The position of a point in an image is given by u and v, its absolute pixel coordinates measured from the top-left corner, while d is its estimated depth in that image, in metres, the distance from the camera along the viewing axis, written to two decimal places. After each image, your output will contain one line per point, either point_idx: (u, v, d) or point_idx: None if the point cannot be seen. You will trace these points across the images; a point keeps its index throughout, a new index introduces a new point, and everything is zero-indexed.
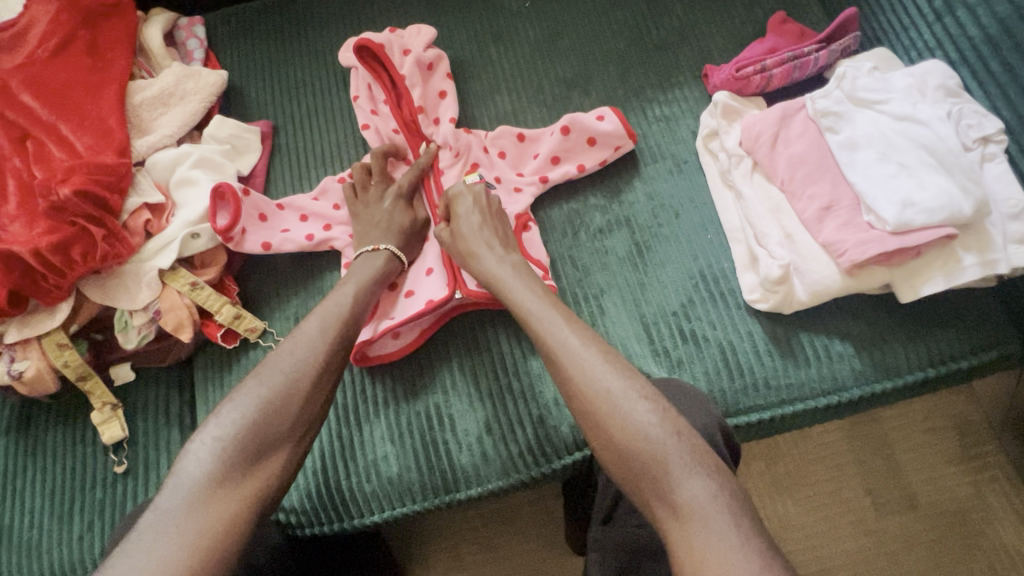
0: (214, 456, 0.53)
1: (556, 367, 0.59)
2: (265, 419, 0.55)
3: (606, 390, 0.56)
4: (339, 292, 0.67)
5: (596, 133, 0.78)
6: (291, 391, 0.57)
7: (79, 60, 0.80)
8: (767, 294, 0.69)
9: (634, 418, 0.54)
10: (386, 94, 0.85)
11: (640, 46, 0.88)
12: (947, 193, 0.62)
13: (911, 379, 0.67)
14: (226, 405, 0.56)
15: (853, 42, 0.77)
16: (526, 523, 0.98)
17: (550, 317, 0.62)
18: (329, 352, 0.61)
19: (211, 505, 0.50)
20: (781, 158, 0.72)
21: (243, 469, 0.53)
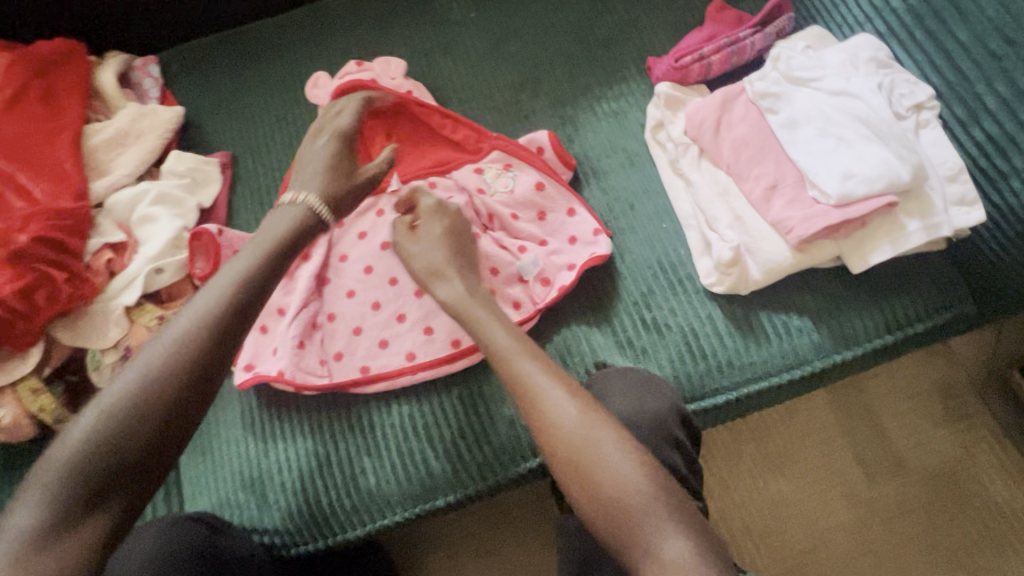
0: (45, 500, 0.49)
1: (546, 431, 0.55)
2: (95, 452, 0.50)
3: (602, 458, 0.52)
4: (171, 326, 0.57)
5: (545, 179, 0.79)
6: (125, 425, 0.52)
7: (34, 110, 0.81)
8: (723, 277, 0.70)
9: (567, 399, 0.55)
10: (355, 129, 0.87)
11: (584, 45, 0.89)
12: (885, 162, 0.63)
13: (870, 347, 0.68)
14: (65, 430, 0.52)
15: (786, 23, 0.79)
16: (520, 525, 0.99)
17: (546, 385, 0.56)
18: (177, 375, 0.54)
19: (51, 556, 0.47)
20: (725, 142, 0.73)
21: (81, 512, 0.49)
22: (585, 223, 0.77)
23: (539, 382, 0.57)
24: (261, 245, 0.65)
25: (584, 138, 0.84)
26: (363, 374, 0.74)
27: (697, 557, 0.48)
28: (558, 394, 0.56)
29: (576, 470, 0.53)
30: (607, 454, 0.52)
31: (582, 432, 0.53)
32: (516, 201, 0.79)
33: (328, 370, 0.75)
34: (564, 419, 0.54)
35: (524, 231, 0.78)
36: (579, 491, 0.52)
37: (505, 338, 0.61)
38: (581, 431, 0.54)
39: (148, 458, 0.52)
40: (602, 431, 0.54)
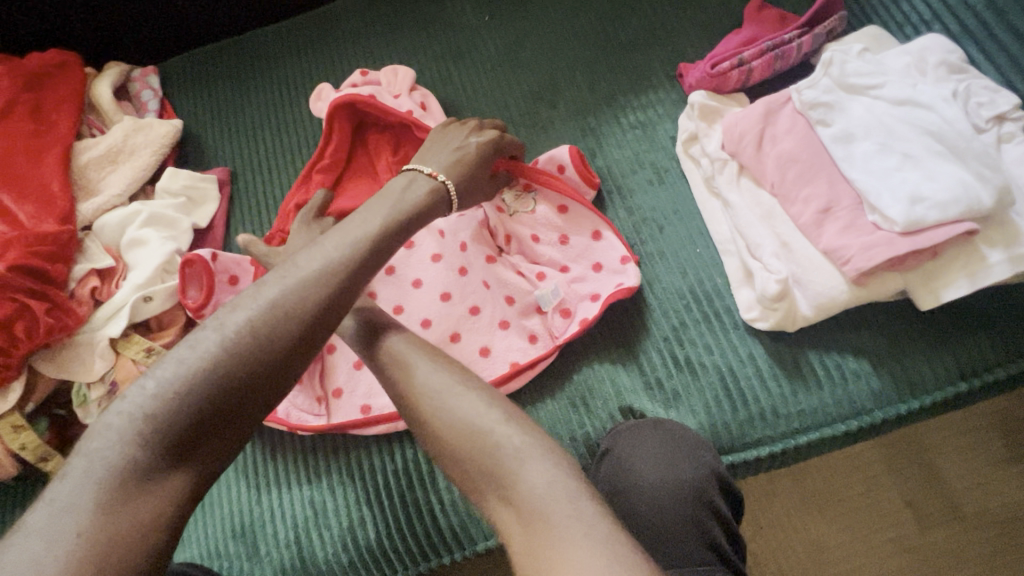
0: (139, 434, 0.42)
1: (400, 390, 0.52)
2: (192, 396, 0.44)
3: (450, 403, 0.49)
4: (300, 266, 0.50)
5: (569, 201, 0.72)
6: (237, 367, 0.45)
7: (23, 125, 0.76)
8: (767, 312, 0.62)
9: (407, 355, 0.53)
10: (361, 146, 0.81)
11: (608, 49, 0.82)
12: (962, 183, 0.54)
13: (940, 396, 0.59)
14: (169, 357, 0.45)
15: (838, 23, 0.70)
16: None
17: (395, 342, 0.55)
18: (300, 321, 0.48)
19: (129, 509, 0.40)
20: (769, 159, 0.64)
21: (174, 458, 0.43)
22: (613, 249, 0.69)
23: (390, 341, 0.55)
24: (389, 213, 0.56)
25: (608, 152, 0.76)
26: (364, 414, 0.67)
27: (552, 484, 0.42)
28: (401, 348, 0.54)
29: (427, 423, 0.49)
30: (446, 398, 0.49)
31: (429, 382, 0.51)
32: (537, 222, 0.73)
33: (329, 410, 0.68)
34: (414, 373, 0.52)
35: (544, 256, 0.71)
36: (437, 449, 0.48)
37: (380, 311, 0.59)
38: (429, 380, 0.51)
39: (247, 412, 0.45)
40: (447, 377, 0.51)
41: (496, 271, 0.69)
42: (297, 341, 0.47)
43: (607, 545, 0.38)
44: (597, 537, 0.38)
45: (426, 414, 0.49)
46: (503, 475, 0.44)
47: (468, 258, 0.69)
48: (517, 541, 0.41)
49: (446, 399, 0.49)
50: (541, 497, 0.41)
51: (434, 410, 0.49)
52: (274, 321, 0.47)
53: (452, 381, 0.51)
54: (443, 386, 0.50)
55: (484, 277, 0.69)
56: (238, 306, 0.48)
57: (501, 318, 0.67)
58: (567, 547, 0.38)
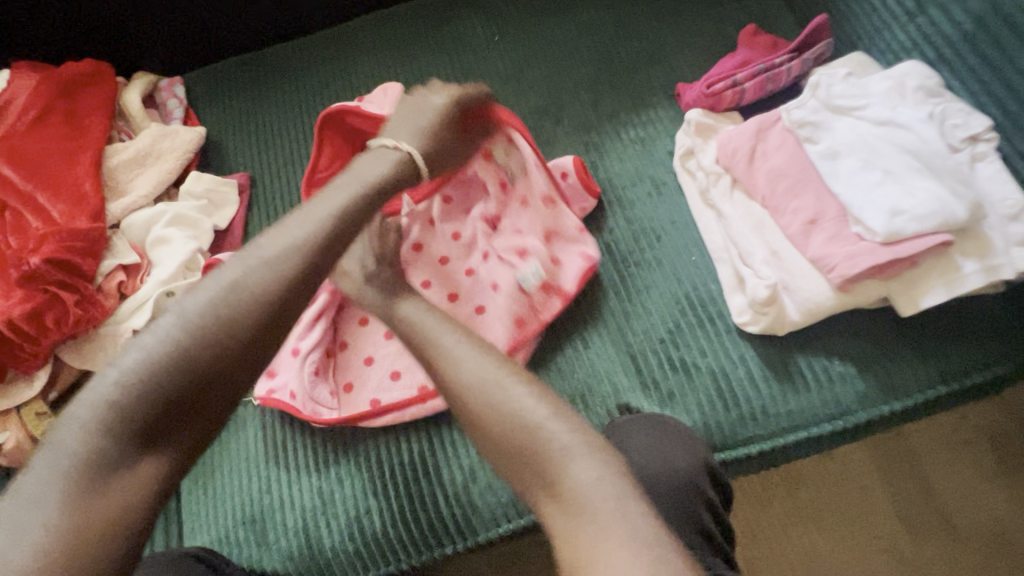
0: (102, 421, 0.45)
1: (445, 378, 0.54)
2: (154, 383, 0.46)
3: (499, 395, 0.51)
4: (253, 254, 0.53)
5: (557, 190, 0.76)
6: (208, 345, 0.48)
7: (58, 130, 0.81)
8: (758, 316, 0.65)
9: (453, 346, 0.56)
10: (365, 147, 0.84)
11: (610, 70, 0.87)
12: (938, 199, 0.59)
13: (921, 399, 0.62)
14: (131, 346, 0.48)
15: (825, 49, 0.76)
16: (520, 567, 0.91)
17: (442, 333, 0.57)
18: (262, 306, 0.51)
19: (98, 494, 0.43)
20: (760, 173, 0.69)
21: (139, 444, 0.45)
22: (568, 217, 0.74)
23: (437, 333, 0.57)
24: (353, 186, 0.61)
25: (609, 165, 0.81)
26: (372, 406, 0.70)
27: (601, 478, 0.44)
28: (448, 339, 0.56)
29: (473, 411, 0.52)
30: (495, 389, 0.51)
31: (477, 371, 0.53)
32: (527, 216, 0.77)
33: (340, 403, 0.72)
34: (462, 362, 0.54)
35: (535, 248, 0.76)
36: (482, 439, 0.51)
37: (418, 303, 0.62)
38: (476, 369, 0.53)
39: (211, 395, 0.48)
40: (498, 368, 0.53)
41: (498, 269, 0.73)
42: (257, 326, 0.50)
43: (651, 551, 0.39)
44: (641, 535, 0.40)
45: (474, 403, 0.52)
46: (548, 471, 0.46)
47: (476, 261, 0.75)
48: (556, 530, 0.43)
49: (496, 390, 0.51)
50: (591, 488, 0.44)
51: (484, 402, 0.51)
52: (235, 310, 0.50)
53: (503, 372, 0.53)
54: (493, 376, 0.52)
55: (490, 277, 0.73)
56: (196, 295, 0.50)
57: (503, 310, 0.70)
58: (613, 544, 0.40)
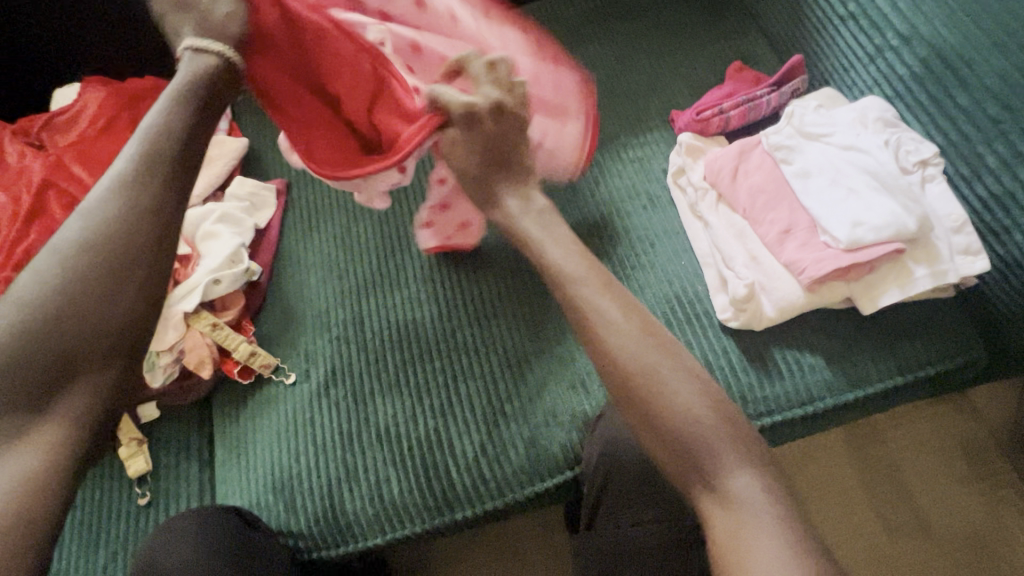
0: (0, 384, 0.46)
1: (603, 348, 0.57)
2: (34, 335, 0.47)
3: (662, 384, 0.54)
4: (92, 200, 0.53)
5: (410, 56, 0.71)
6: (97, 258, 0.50)
7: (123, 136, 0.92)
8: (738, 312, 0.74)
9: (613, 320, 0.57)
10: (374, 135, 0.74)
11: (613, 97, 0.98)
12: (893, 213, 0.68)
13: (882, 388, 0.71)
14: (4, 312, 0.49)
15: (800, 85, 0.87)
16: (518, 544, 1.02)
17: (604, 303, 0.58)
18: (115, 243, 0.51)
19: (20, 449, 0.45)
20: (742, 189, 0.79)
21: (41, 396, 0.47)
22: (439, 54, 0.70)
23: (598, 301, 0.58)
24: (178, 99, 0.58)
25: (609, 180, 0.91)
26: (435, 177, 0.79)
27: (766, 487, 0.50)
28: (610, 313, 0.57)
29: (632, 390, 0.55)
30: (664, 380, 0.55)
31: (640, 356, 0.56)
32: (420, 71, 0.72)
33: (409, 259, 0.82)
34: (625, 341, 0.56)
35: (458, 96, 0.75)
36: (640, 421, 0.55)
37: (564, 261, 0.61)
38: (640, 352, 0.56)
39: (99, 336, 0.49)
40: (664, 358, 0.56)
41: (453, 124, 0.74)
42: (121, 262, 0.51)
43: (791, 548, 0.46)
44: (788, 533, 0.47)
45: (636, 385, 0.55)
46: (709, 462, 0.51)
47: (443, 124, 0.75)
48: (714, 519, 0.50)
49: (663, 378, 0.55)
50: (752, 494, 0.49)
51: (650, 387, 0.54)
52: (89, 254, 0.50)
53: (672, 364, 0.56)
54: (656, 363, 0.55)
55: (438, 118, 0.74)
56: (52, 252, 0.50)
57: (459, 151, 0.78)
58: (774, 541, 0.47)
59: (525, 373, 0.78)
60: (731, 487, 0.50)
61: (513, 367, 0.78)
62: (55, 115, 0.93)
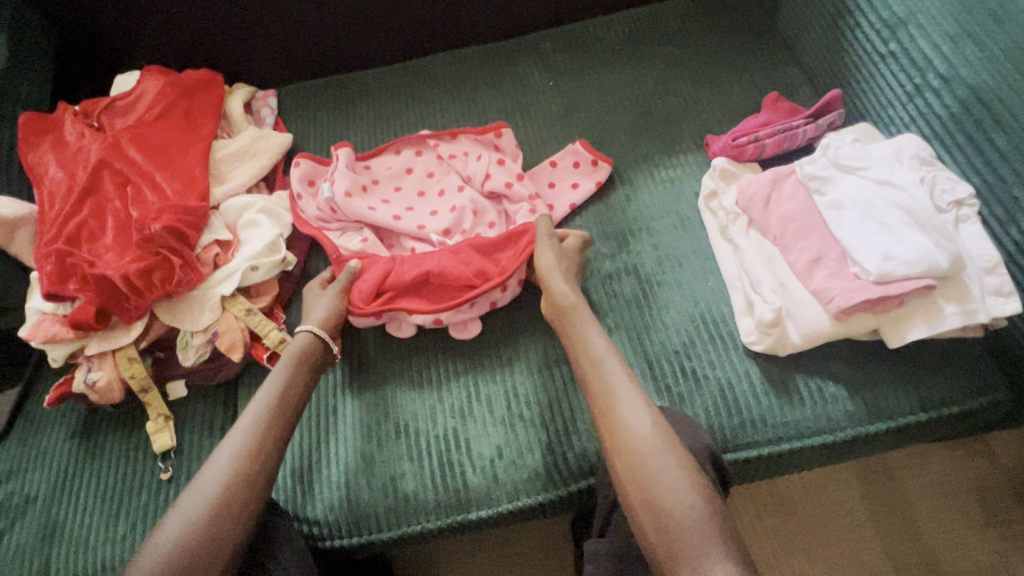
0: None
1: (618, 433, 0.64)
2: (182, 553, 0.59)
3: (660, 472, 0.60)
4: (235, 438, 0.68)
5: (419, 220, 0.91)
6: (234, 493, 0.64)
7: (176, 124, 0.96)
8: (763, 336, 0.75)
9: (631, 409, 0.65)
10: (473, 275, 0.82)
11: (648, 118, 1.00)
12: (924, 248, 0.69)
13: (904, 422, 0.71)
14: (160, 527, 0.61)
15: (837, 118, 0.88)
16: (522, 554, 1.02)
17: (629, 395, 0.66)
18: (251, 476, 0.65)
19: None
20: (773, 216, 0.80)
21: None
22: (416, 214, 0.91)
23: (622, 393, 0.66)
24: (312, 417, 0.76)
25: (641, 199, 0.92)
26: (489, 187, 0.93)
27: None
28: (628, 402, 0.65)
29: (635, 469, 0.61)
30: (661, 467, 0.60)
31: (647, 442, 0.62)
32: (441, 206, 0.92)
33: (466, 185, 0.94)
34: (638, 426, 0.63)
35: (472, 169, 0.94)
36: (638, 500, 0.59)
37: (602, 347, 0.71)
38: (648, 442, 0.62)
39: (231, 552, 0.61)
40: (669, 449, 0.61)
41: (493, 182, 0.91)
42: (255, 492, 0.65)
43: None
44: None
45: (638, 466, 0.61)
46: (694, 551, 0.54)
47: (497, 181, 0.91)
48: None
49: (661, 465, 0.60)
50: None
51: (651, 470, 0.60)
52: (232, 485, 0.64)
53: (675, 457, 0.61)
54: (661, 453, 0.61)
55: (478, 174, 0.93)
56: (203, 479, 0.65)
57: (503, 176, 0.92)
58: None
59: (548, 380, 0.79)
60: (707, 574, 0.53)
61: (536, 374, 0.80)
62: (116, 100, 0.98)
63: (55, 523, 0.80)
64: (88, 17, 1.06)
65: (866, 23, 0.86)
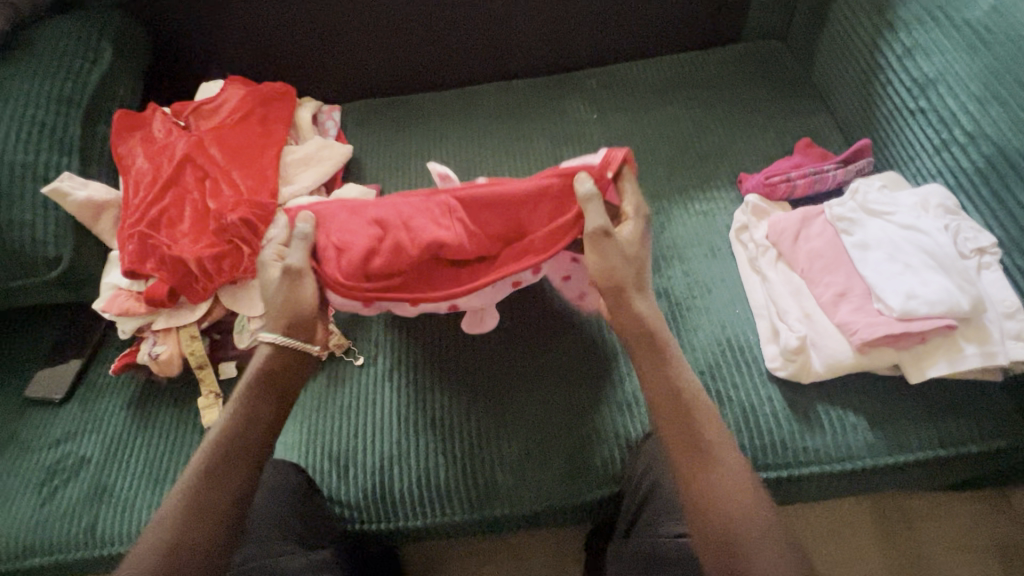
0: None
1: (720, 503, 0.59)
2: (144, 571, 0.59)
3: (769, 556, 0.56)
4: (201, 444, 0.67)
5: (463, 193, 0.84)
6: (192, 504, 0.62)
7: (253, 129, 1.05)
8: (787, 363, 0.79)
9: (740, 482, 0.61)
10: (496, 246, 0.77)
11: (684, 155, 1.06)
12: (947, 290, 0.72)
13: (921, 457, 0.73)
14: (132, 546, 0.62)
15: (866, 165, 0.93)
16: (532, 566, 1.04)
17: (733, 466, 0.62)
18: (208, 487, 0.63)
19: None
20: (802, 251, 0.84)
21: None
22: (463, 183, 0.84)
23: (724, 462, 0.62)
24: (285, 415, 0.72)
25: (674, 228, 0.98)
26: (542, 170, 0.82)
27: None
28: (731, 473, 0.61)
29: (737, 544, 0.57)
30: (767, 550, 0.57)
31: (755, 519, 0.59)
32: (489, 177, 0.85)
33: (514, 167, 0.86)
34: (744, 500, 0.60)
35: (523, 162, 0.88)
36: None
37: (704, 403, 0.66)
38: (755, 519, 0.58)
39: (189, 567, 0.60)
40: (771, 531, 0.58)
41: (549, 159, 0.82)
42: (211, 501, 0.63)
43: None
44: None
45: (742, 541, 0.57)
46: None
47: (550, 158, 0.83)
48: None
49: (769, 547, 0.57)
50: None
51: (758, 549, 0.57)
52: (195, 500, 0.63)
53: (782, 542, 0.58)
54: (766, 532, 0.58)
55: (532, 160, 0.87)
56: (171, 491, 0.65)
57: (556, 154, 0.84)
58: None
59: (577, 389, 0.83)
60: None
61: (566, 382, 0.84)
62: (202, 104, 1.08)
63: (104, 485, 0.86)
64: (183, 30, 1.18)
65: (897, 80, 0.92)
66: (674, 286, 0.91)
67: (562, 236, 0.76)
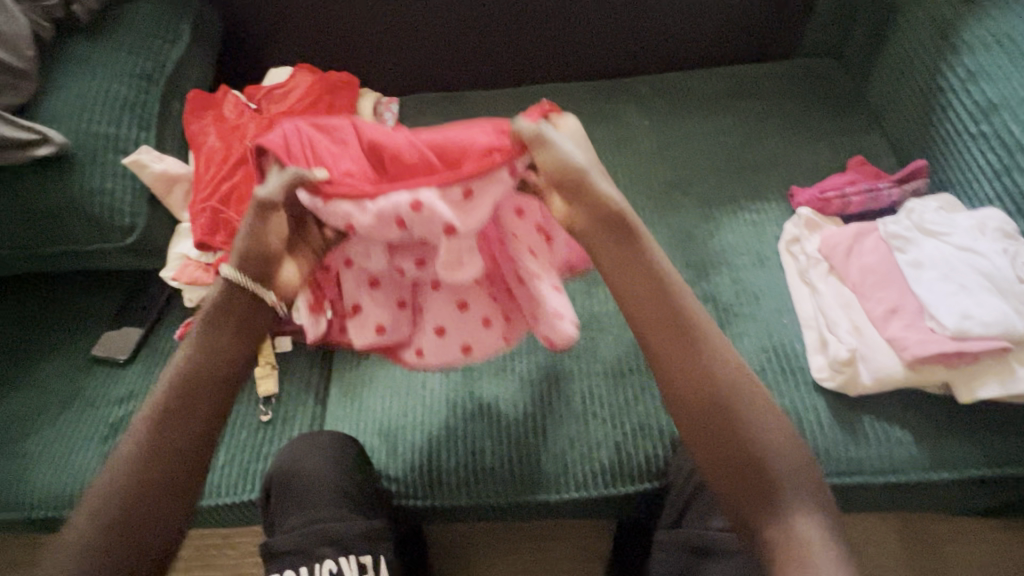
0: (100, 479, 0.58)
1: (718, 394, 0.58)
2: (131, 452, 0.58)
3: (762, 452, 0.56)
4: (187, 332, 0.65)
5: None
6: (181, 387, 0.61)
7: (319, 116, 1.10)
8: (834, 374, 0.80)
9: (736, 384, 0.59)
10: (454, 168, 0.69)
11: (735, 165, 1.08)
12: (1002, 312, 0.73)
13: (966, 474, 0.74)
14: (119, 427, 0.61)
15: (920, 185, 0.95)
16: (560, 557, 1.06)
17: (732, 364, 0.60)
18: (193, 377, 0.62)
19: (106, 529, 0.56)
20: (854, 266, 0.85)
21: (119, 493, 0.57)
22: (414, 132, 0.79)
23: (719, 356, 0.60)
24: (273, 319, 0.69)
25: (723, 235, 0.99)
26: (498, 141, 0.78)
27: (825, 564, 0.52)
28: (735, 378, 0.59)
29: (729, 437, 0.57)
30: (764, 448, 0.56)
31: (754, 421, 0.58)
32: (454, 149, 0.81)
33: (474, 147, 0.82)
34: (741, 397, 0.58)
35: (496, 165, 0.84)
36: (733, 465, 0.55)
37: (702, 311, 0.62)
38: (755, 421, 0.58)
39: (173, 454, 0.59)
40: (768, 431, 0.58)
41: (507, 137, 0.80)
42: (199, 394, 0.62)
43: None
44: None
45: (737, 436, 0.57)
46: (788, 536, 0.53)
47: None
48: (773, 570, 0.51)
49: (766, 444, 0.57)
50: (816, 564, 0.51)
51: (752, 442, 0.56)
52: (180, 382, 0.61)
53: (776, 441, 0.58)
54: (762, 429, 0.58)
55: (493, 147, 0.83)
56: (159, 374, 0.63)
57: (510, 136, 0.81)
58: None
59: (624, 385, 0.85)
60: (793, 530, 0.53)
61: (613, 378, 0.86)
62: (271, 89, 1.12)
63: None
64: (254, 17, 1.23)
65: (959, 103, 0.93)
66: (721, 291, 0.93)
67: (498, 158, 0.65)
